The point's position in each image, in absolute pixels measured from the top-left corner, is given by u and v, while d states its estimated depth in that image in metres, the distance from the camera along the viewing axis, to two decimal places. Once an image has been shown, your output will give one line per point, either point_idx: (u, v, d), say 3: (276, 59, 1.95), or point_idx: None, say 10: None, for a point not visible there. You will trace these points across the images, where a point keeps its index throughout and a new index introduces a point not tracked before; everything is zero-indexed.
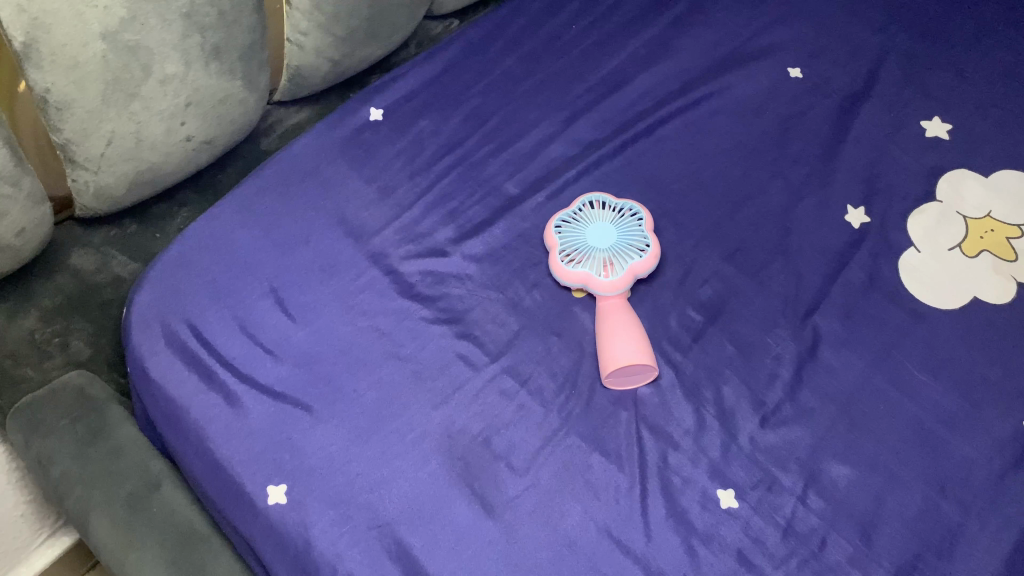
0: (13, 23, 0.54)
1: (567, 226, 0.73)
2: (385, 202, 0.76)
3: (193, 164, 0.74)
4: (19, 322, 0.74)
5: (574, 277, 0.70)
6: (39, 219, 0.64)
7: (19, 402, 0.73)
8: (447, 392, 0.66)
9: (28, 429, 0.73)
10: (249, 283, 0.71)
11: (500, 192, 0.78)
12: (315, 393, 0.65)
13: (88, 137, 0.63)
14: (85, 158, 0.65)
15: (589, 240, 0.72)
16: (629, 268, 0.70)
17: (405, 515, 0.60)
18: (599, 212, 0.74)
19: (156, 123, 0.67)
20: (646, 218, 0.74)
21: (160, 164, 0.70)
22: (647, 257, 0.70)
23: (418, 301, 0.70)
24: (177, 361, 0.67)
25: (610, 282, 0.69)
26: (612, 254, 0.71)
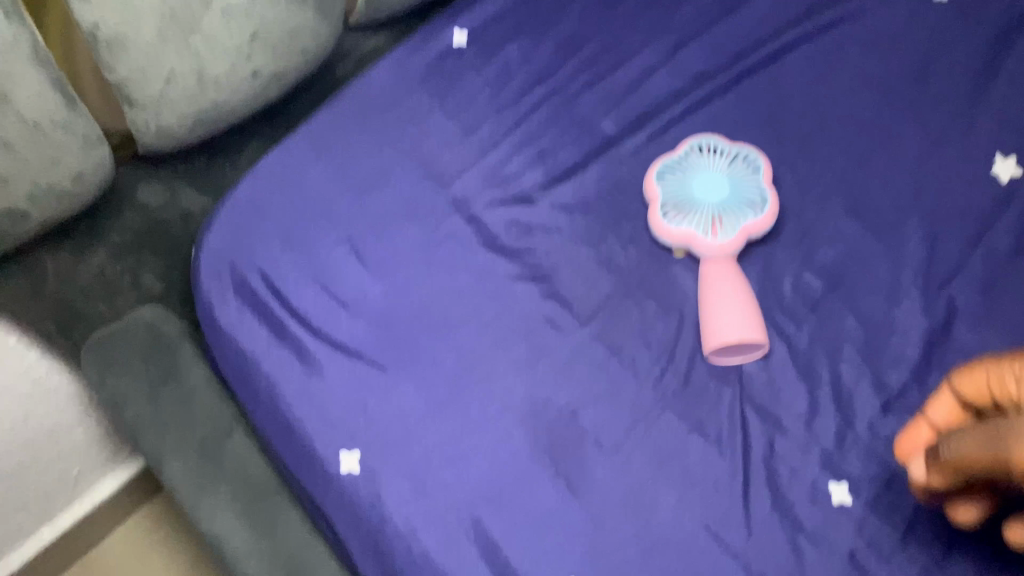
0: None
1: (672, 174, 0.65)
2: (470, 140, 0.69)
3: (263, 103, 0.69)
4: (88, 261, 0.71)
5: (676, 236, 0.63)
6: (98, 162, 0.60)
7: (92, 339, 0.71)
8: (532, 359, 0.61)
9: (103, 367, 0.71)
10: (324, 229, 0.66)
11: (596, 130, 0.70)
12: (392, 353, 0.61)
13: (145, 76, 0.58)
14: (144, 98, 0.59)
15: (695, 193, 0.64)
16: (740, 228, 0.62)
17: (482, 494, 0.56)
18: (708, 158, 0.66)
19: (219, 59, 0.61)
20: (763, 167, 0.65)
21: (226, 103, 0.64)
22: (762, 217, 0.62)
23: (503, 256, 0.65)
24: (249, 313, 0.63)
25: (718, 245, 0.62)
26: (722, 210, 0.63)
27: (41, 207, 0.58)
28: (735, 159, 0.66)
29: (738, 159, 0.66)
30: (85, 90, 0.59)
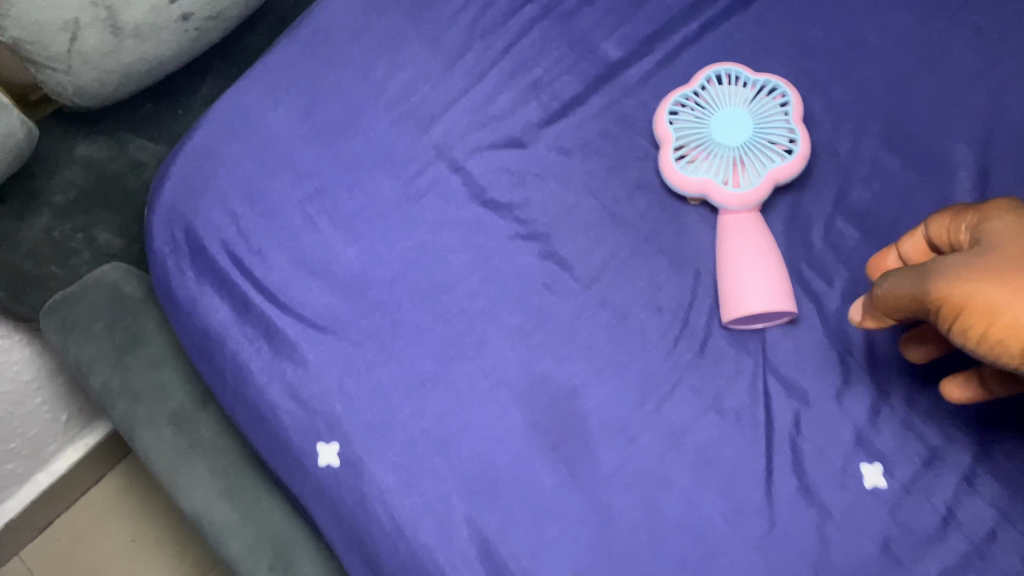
0: None
1: (687, 112, 0.56)
2: (453, 70, 0.60)
3: (200, 46, 0.61)
4: (33, 222, 0.64)
5: (692, 186, 0.54)
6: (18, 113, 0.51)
7: (48, 301, 0.64)
8: (528, 328, 0.54)
9: (63, 332, 0.64)
10: (285, 183, 0.57)
11: (597, 56, 0.61)
12: (370, 326, 0.54)
13: (45, 32, 0.50)
14: (48, 57, 0.52)
15: (715, 134, 0.55)
16: (766, 174, 0.53)
17: (471, 487, 0.50)
18: (728, 90, 0.57)
19: (134, 4, 0.53)
20: (793, 101, 0.56)
21: (153, 52, 0.57)
22: (792, 160, 0.54)
23: (493, 211, 0.57)
24: (207, 284, 0.56)
25: (741, 194, 0.53)
26: (745, 154, 0.54)
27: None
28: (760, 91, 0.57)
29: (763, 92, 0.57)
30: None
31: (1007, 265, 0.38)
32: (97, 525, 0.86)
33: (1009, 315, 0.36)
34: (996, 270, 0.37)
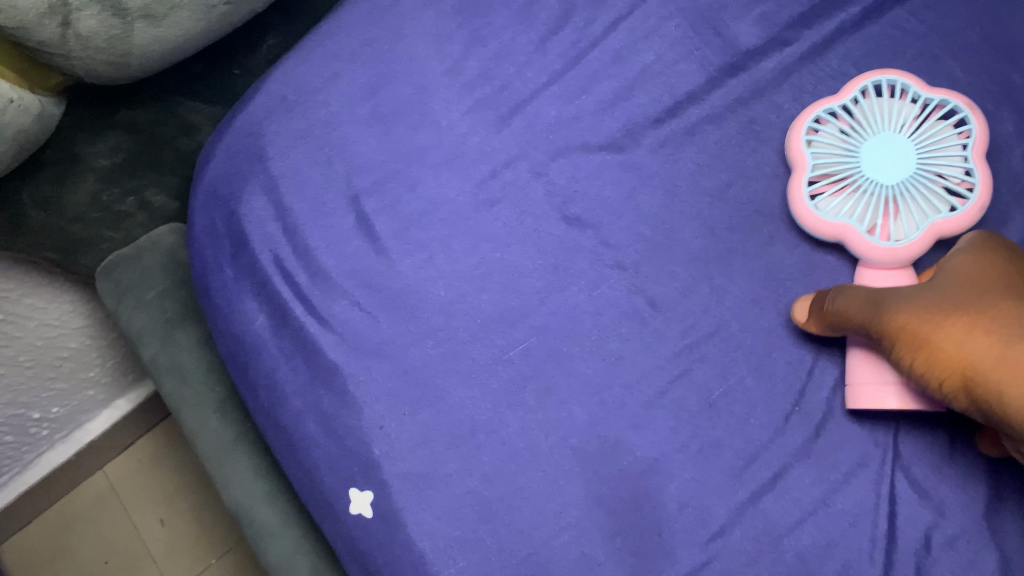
0: None
1: (836, 132, 0.46)
2: (549, 49, 0.50)
3: (218, 27, 0.46)
4: (74, 188, 0.56)
5: (829, 229, 0.44)
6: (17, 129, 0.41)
7: (105, 262, 0.63)
8: (606, 380, 0.45)
9: (117, 295, 0.62)
10: (339, 172, 0.49)
11: (724, 40, 0.50)
12: (420, 356, 0.46)
13: (41, 18, 0.36)
14: (40, 43, 0.38)
15: (869, 167, 0.44)
16: (928, 227, 0.43)
17: (518, 568, 0.43)
18: (889, 107, 0.45)
19: None
20: (975, 131, 0.45)
21: (163, 38, 0.43)
22: (963, 212, 0.43)
23: (579, 228, 0.47)
24: (248, 286, 0.50)
25: (893, 248, 0.43)
26: (902, 196, 0.44)
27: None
28: (931, 111, 0.46)
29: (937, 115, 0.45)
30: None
31: (947, 298, 0.38)
32: (134, 489, 0.84)
33: (923, 349, 0.37)
34: (933, 304, 0.38)
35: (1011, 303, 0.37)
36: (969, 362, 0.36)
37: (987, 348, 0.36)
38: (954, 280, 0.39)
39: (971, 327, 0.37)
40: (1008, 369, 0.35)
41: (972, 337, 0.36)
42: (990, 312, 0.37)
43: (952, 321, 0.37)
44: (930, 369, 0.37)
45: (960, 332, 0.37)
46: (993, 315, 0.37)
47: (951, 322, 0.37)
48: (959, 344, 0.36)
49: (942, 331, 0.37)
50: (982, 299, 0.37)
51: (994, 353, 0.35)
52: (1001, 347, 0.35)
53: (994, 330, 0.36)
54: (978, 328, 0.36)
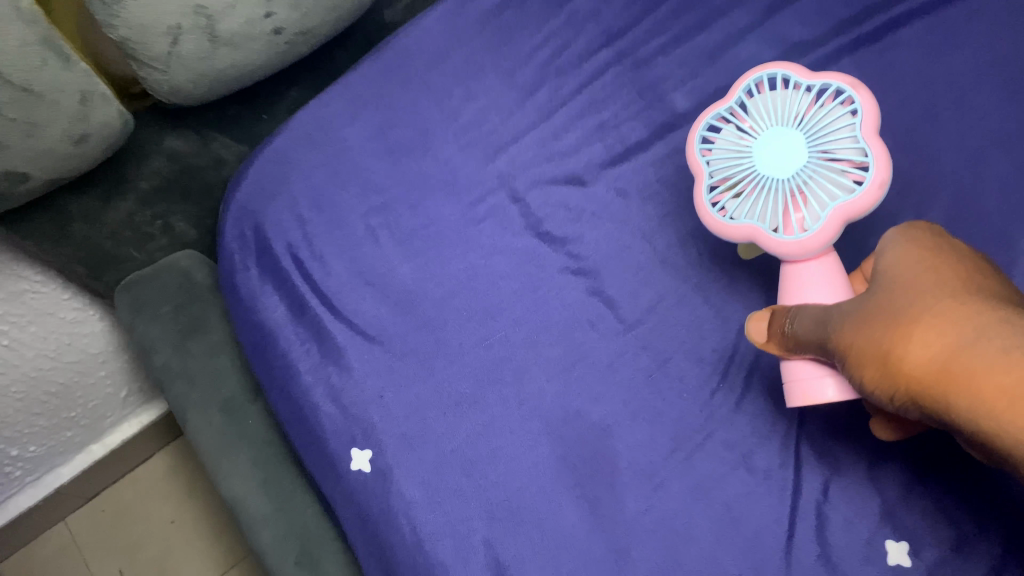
0: None
1: (737, 138, 0.50)
2: (527, 105, 0.62)
3: (283, 61, 0.54)
4: (116, 208, 0.65)
5: (741, 232, 0.48)
6: (102, 137, 0.48)
7: (126, 280, 0.72)
8: (568, 362, 0.55)
9: (134, 310, 0.71)
10: (353, 194, 0.60)
11: (665, 103, 0.63)
12: (416, 342, 0.56)
13: (151, 34, 0.45)
14: (149, 57, 0.46)
15: (768, 167, 0.48)
16: (829, 213, 0.46)
17: (493, 513, 0.52)
18: (775, 103, 0.49)
19: (237, 15, 0.48)
20: (862, 109, 0.47)
21: (244, 64, 0.51)
22: (864, 190, 0.45)
23: (548, 242, 0.59)
24: (270, 283, 0.59)
25: (797, 241, 0.46)
26: (804, 187, 0.47)
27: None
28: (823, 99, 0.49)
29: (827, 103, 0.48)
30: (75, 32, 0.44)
31: (884, 311, 0.39)
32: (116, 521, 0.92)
33: (869, 368, 0.39)
34: (872, 321, 0.40)
35: (932, 300, 0.37)
36: (902, 372, 0.37)
37: (911, 356, 0.37)
38: (887, 289, 0.41)
39: (897, 337, 0.38)
40: (935, 373, 0.36)
41: (895, 346, 0.37)
42: (913, 316, 0.38)
43: (884, 333, 0.38)
44: (878, 387, 0.39)
45: (888, 344, 0.38)
46: (914, 316, 0.37)
47: (886, 337, 0.38)
48: (888, 357, 0.38)
49: (881, 349, 0.38)
50: (906, 303, 0.38)
51: (918, 357, 0.36)
52: (925, 352, 0.36)
53: (917, 334, 0.37)
54: (902, 336, 0.37)
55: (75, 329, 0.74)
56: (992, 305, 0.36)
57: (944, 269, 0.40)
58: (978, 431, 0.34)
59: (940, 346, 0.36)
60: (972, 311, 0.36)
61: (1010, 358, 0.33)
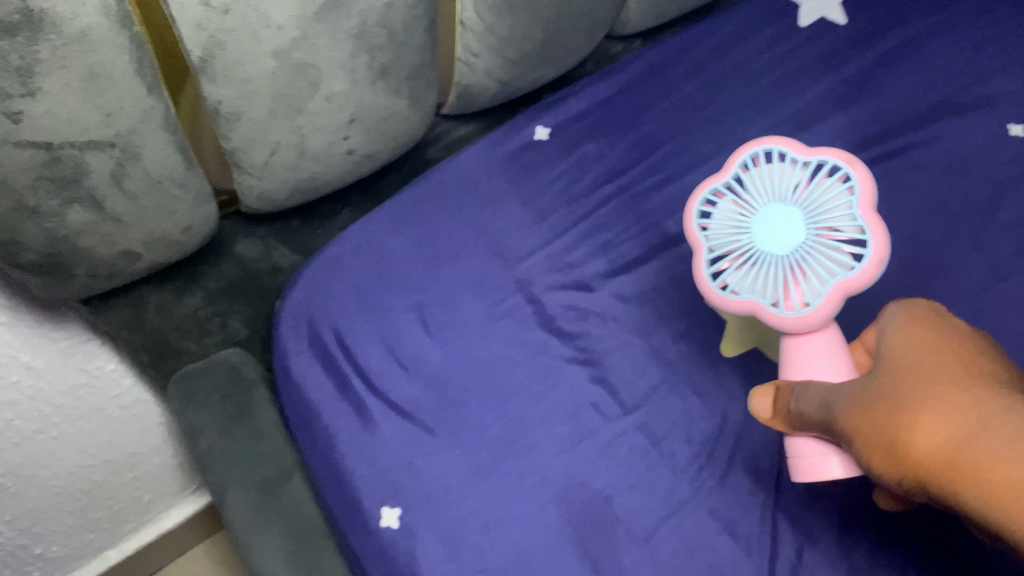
0: (214, 92, 0.51)
1: (744, 212, 0.58)
2: (541, 226, 0.74)
3: (352, 177, 0.65)
4: (186, 302, 0.76)
5: (746, 302, 0.57)
6: (190, 225, 0.59)
7: (181, 370, 0.81)
8: (574, 440, 0.64)
9: (185, 398, 0.79)
10: (394, 294, 0.70)
11: (659, 229, 0.75)
12: (443, 418, 0.65)
13: (253, 146, 0.55)
14: (250, 165, 0.57)
15: (774, 240, 0.56)
16: (833, 285, 0.54)
17: (508, 566, 0.59)
18: (777, 180, 0.58)
19: (319, 137, 0.58)
20: (859, 189, 0.56)
21: (321, 176, 0.61)
22: (861, 268, 0.54)
23: (558, 337, 0.69)
24: (317, 364, 0.69)
25: (799, 316, 0.54)
26: (806, 260, 0.55)
27: (92, 278, 0.58)
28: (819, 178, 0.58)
29: (825, 182, 0.57)
30: (191, 144, 0.55)
31: (885, 399, 0.44)
32: None
33: (875, 453, 0.43)
34: (875, 408, 0.44)
35: (931, 391, 0.42)
36: (907, 458, 0.42)
37: (917, 443, 0.41)
38: (890, 376, 0.45)
39: (902, 424, 0.42)
40: (938, 460, 0.40)
41: (901, 434, 0.42)
42: (915, 405, 0.42)
43: (889, 421, 0.43)
44: (883, 471, 0.43)
45: (893, 431, 0.42)
46: (917, 405, 0.42)
47: (891, 424, 0.43)
48: (895, 443, 0.42)
49: (887, 435, 0.43)
50: (908, 391, 0.43)
51: (924, 445, 0.41)
52: (929, 440, 0.41)
53: (920, 423, 0.41)
54: (906, 424, 0.42)
55: (83, 370, 0.86)
56: (985, 394, 0.41)
57: (942, 356, 0.44)
58: (978, 516, 0.39)
59: (943, 435, 0.40)
60: (969, 402, 0.41)
61: (1006, 450, 0.38)
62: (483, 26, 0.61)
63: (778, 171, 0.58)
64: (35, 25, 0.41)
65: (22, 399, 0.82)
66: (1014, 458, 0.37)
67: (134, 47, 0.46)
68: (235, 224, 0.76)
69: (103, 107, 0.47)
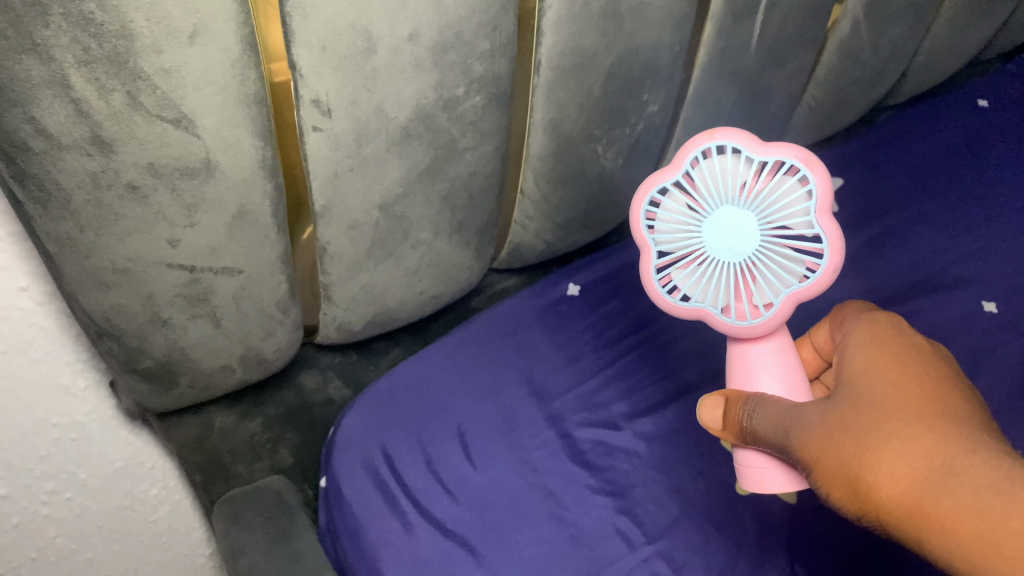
0: (328, 234, 0.62)
1: (696, 214, 0.61)
2: (572, 369, 0.83)
3: (419, 315, 0.77)
4: (246, 425, 0.83)
5: (698, 311, 0.64)
6: (279, 347, 0.69)
7: (225, 495, 0.85)
8: (599, 566, 0.70)
9: (230, 519, 0.82)
10: (439, 423, 0.78)
11: (677, 377, 0.84)
12: (479, 533, 0.71)
13: (347, 283, 0.66)
14: (340, 299, 0.68)
15: (726, 248, 0.60)
16: (786, 297, 0.61)
17: None
18: (730, 182, 0.60)
19: (400, 279, 0.70)
20: (816, 193, 0.58)
21: (394, 310, 0.73)
22: (814, 279, 0.60)
23: (588, 469, 0.76)
24: (367, 483, 0.74)
25: (751, 325, 0.62)
26: (759, 267, 0.60)
27: (190, 389, 0.66)
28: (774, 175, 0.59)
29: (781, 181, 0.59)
30: (294, 278, 0.65)
31: (843, 436, 0.55)
32: None
33: (838, 483, 0.55)
34: (834, 443, 0.55)
35: (892, 436, 0.53)
36: (871, 493, 0.53)
37: (881, 486, 0.52)
38: (850, 412, 0.56)
39: (867, 467, 0.53)
40: (896, 497, 0.52)
41: (866, 475, 0.53)
42: (878, 448, 0.53)
43: (852, 460, 0.54)
44: (847, 500, 0.55)
45: (858, 470, 0.53)
46: (880, 450, 0.53)
47: (856, 463, 0.54)
48: (861, 482, 0.53)
49: (851, 471, 0.54)
50: (869, 435, 0.54)
51: (887, 488, 0.52)
52: (891, 484, 0.52)
53: (882, 466, 0.53)
54: (869, 465, 0.53)
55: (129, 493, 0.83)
56: (935, 442, 0.52)
57: (900, 397, 0.55)
58: (924, 545, 0.51)
59: (902, 481, 0.52)
60: (925, 451, 0.52)
61: (951, 497, 0.49)
62: (538, 195, 0.74)
63: (733, 171, 0.59)
64: (209, 171, 0.52)
65: (69, 517, 0.80)
66: (967, 505, 0.49)
67: (275, 193, 0.57)
68: (309, 352, 0.85)
69: (240, 240, 0.57)
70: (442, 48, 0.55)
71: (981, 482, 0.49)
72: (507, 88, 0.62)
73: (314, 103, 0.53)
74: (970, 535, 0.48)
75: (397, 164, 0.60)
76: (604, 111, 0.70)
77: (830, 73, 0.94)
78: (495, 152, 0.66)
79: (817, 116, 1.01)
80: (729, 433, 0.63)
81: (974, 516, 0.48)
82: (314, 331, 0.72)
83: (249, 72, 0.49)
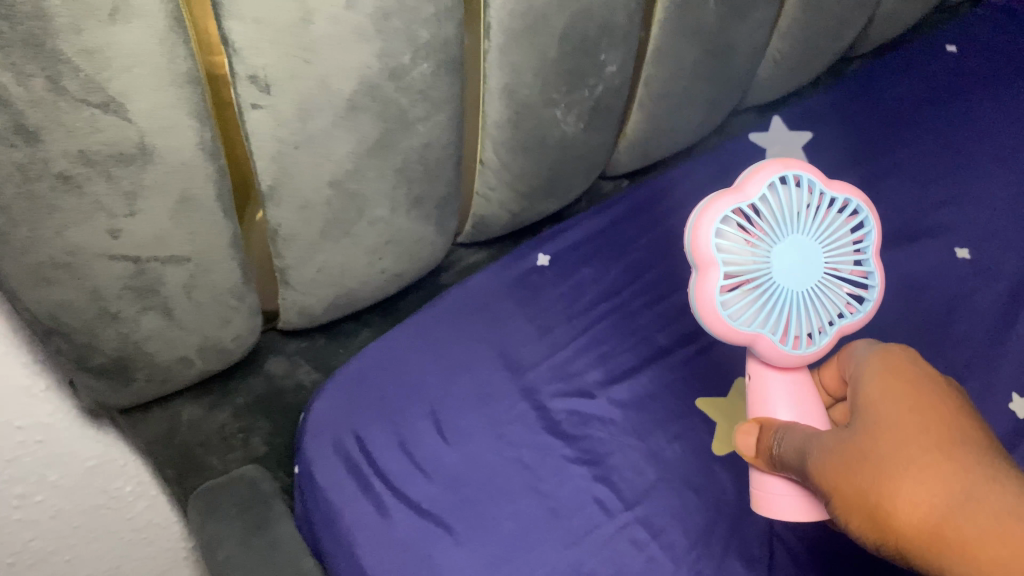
0: (279, 216, 0.59)
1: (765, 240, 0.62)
2: (544, 340, 0.81)
3: (383, 295, 0.75)
4: (215, 416, 0.82)
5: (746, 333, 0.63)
6: (238, 335, 0.67)
7: (199, 488, 0.83)
8: (578, 537, 0.70)
9: (205, 511, 0.80)
10: (412, 404, 0.76)
11: (651, 341, 0.83)
12: (456, 513, 0.70)
13: (303, 265, 0.64)
14: (298, 282, 0.66)
15: (797, 272, 0.62)
16: (837, 329, 0.64)
17: None
18: (801, 212, 0.62)
19: (360, 258, 0.68)
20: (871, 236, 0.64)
21: (356, 291, 0.71)
22: (858, 317, 0.64)
23: (564, 441, 0.75)
24: (340, 468, 0.73)
25: (802, 354, 0.64)
26: (817, 297, 0.63)
27: (148, 382, 0.64)
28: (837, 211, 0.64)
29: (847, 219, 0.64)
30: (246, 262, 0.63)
31: (862, 464, 0.54)
32: None
33: (857, 513, 0.53)
34: (853, 472, 0.54)
35: (912, 462, 0.52)
36: (889, 522, 0.52)
37: (900, 514, 0.51)
38: (867, 439, 0.55)
39: (886, 494, 0.52)
40: (916, 526, 0.51)
41: (886, 503, 0.52)
42: (895, 474, 0.52)
43: (872, 488, 0.53)
44: (865, 529, 0.53)
45: (877, 497, 0.52)
46: (899, 476, 0.52)
47: (875, 491, 0.52)
48: (880, 510, 0.52)
49: (870, 499, 0.53)
50: (888, 461, 0.53)
51: (906, 517, 0.51)
52: (911, 512, 0.51)
53: (902, 492, 0.51)
54: (889, 492, 0.52)
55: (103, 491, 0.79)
56: (954, 469, 0.51)
57: (918, 422, 0.54)
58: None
59: (922, 509, 0.50)
60: (945, 478, 0.51)
61: (975, 525, 0.49)
62: (498, 164, 0.72)
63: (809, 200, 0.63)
64: (146, 155, 0.49)
65: (42, 519, 0.76)
66: (992, 534, 0.48)
67: (219, 176, 0.54)
68: (273, 338, 0.84)
69: (186, 226, 0.55)
70: (383, 15, 0.52)
71: (1004, 509, 0.49)
72: (457, 55, 0.60)
73: (251, 79, 0.51)
74: (992, 562, 0.47)
75: (347, 139, 0.58)
76: (561, 74, 0.68)
77: (795, 23, 0.92)
78: (450, 121, 0.64)
79: (784, 67, 0.98)
80: (762, 462, 0.63)
81: (996, 542, 0.48)
82: (274, 317, 0.70)
83: (179, 49, 0.47)
